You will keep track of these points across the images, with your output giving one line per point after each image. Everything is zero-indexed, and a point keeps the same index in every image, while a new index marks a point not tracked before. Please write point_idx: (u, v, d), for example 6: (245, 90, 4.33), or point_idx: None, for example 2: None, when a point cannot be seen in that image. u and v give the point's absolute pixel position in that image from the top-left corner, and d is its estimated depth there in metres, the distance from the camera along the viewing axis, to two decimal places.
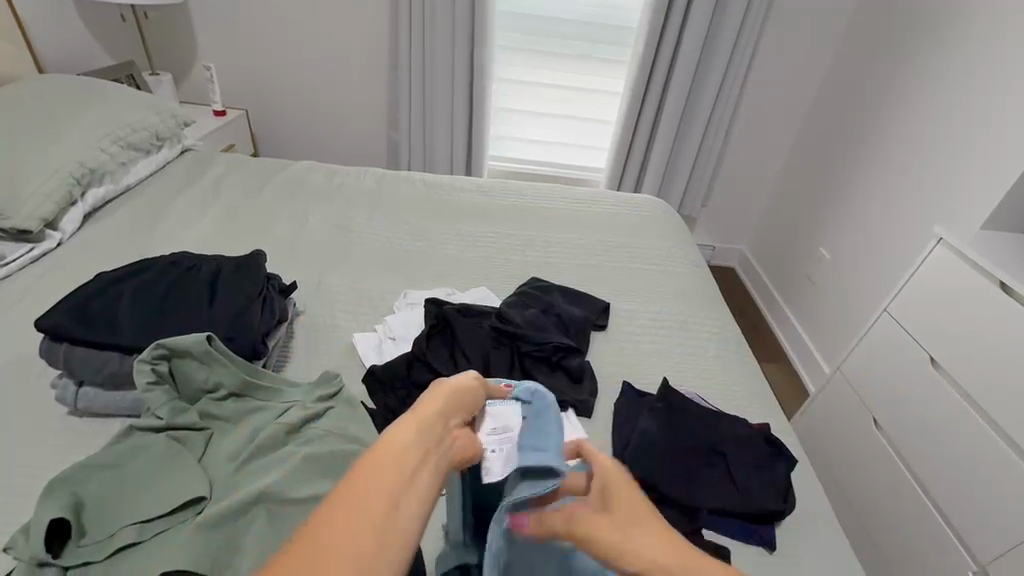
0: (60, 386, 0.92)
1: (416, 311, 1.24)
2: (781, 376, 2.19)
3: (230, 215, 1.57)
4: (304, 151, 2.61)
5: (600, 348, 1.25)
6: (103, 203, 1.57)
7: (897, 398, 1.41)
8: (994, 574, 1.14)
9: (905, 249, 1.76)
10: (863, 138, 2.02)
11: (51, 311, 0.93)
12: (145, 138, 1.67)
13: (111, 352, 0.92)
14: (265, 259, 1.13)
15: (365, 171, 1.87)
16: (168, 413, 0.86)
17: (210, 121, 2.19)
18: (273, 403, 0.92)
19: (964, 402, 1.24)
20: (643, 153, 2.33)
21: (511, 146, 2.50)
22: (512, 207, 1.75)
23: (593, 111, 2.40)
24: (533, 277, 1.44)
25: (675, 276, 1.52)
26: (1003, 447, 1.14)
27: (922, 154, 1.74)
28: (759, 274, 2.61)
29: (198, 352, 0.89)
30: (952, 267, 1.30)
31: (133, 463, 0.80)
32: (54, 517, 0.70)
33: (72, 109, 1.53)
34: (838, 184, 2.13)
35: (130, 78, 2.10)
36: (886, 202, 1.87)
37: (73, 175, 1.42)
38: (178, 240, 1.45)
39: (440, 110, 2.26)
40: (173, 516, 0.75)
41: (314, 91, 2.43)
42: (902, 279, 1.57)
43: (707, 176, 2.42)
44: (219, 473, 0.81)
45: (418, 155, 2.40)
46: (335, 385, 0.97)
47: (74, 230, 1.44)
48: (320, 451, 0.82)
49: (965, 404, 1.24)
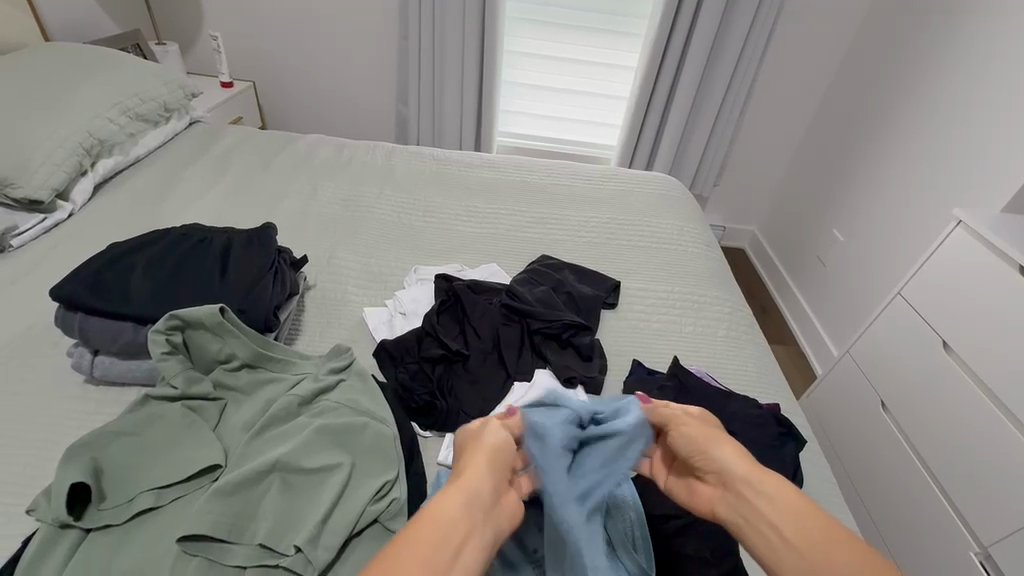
0: (76, 354, 0.94)
1: (427, 286, 1.24)
2: (789, 358, 2.19)
3: (239, 188, 1.57)
4: (312, 124, 2.58)
5: (610, 326, 1.25)
6: (113, 174, 1.57)
7: (907, 380, 1.41)
8: (996, 556, 1.14)
9: (922, 231, 1.73)
10: (882, 116, 1.97)
11: (64, 281, 0.93)
12: (154, 109, 1.66)
13: (125, 322, 0.92)
14: (276, 232, 1.13)
15: (374, 146, 1.85)
16: (183, 382, 0.87)
17: (217, 93, 2.16)
18: (286, 374, 0.93)
19: (975, 386, 1.23)
20: (656, 131, 2.29)
21: (522, 121, 2.46)
22: (523, 184, 1.73)
23: (606, 86, 2.35)
24: (544, 254, 1.43)
25: (687, 256, 1.51)
26: (1013, 432, 1.13)
27: (943, 132, 1.69)
28: (769, 255, 2.59)
29: (211, 324, 0.89)
30: (971, 249, 1.27)
31: (151, 431, 0.81)
32: (74, 481, 0.71)
33: (79, 78, 1.51)
34: (855, 163, 2.08)
35: (136, 47, 2.07)
36: (903, 183, 1.83)
37: (82, 145, 1.42)
38: (188, 212, 1.45)
39: (450, 83, 2.21)
40: (190, 482, 0.77)
41: (322, 62, 2.39)
42: (917, 262, 1.54)
43: (721, 154, 2.37)
44: (234, 442, 0.83)
45: (427, 129, 2.37)
46: (346, 358, 0.97)
47: (85, 201, 1.45)
48: (332, 422, 0.83)
49: (976, 388, 1.23)
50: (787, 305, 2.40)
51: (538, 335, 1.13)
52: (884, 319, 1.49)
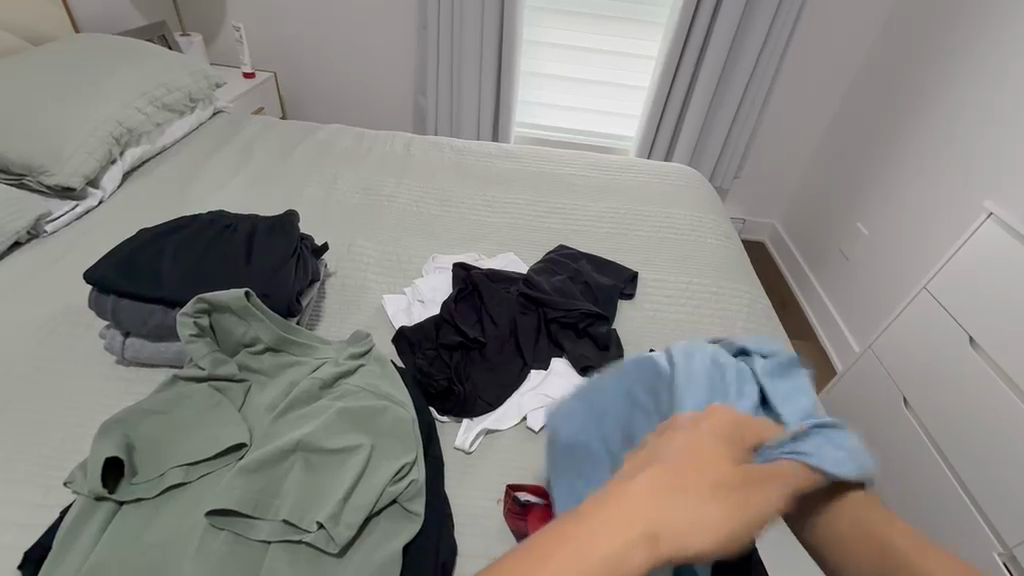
0: (108, 335, 0.97)
1: (444, 274, 1.25)
2: (808, 353, 2.16)
3: (261, 176, 1.60)
4: (331, 115, 2.61)
5: (626, 316, 1.24)
6: (141, 163, 1.61)
7: (929, 376, 1.38)
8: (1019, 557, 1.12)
9: (951, 224, 1.68)
10: (911, 107, 1.91)
11: (96, 265, 0.97)
12: (179, 99, 1.69)
13: (155, 305, 0.95)
14: (298, 220, 1.15)
15: (393, 135, 1.86)
16: (210, 363, 0.89)
17: (240, 84, 2.19)
18: (308, 358, 0.95)
19: (1003, 384, 1.20)
20: (676, 120, 2.25)
21: (540, 112, 2.45)
22: (540, 175, 1.72)
23: (625, 76, 2.32)
24: (561, 244, 1.43)
25: (707, 247, 1.50)
26: None
27: (976, 121, 1.64)
28: (790, 248, 2.55)
29: (237, 307, 0.91)
30: (1002, 242, 1.24)
31: (179, 409, 0.84)
32: (108, 455, 0.74)
33: (108, 68, 1.55)
34: (881, 154, 2.03)
35: (162, 38, 2.11)
36: (930, 175, 1.79)
37: (112, 135, 1.46)
38: (213, 199, 1.48)
39: (469, 73, 2.21)
40: (217, 459, 0.79)
41: (342, 52, 2.40)
42: (945, 255, 1.51)
43: (742, 145, 2.33)
44: (259, 422, 0.85)
45: (445, 120, 2.37)
46: (366, 344, 0.99)
47: (114, 189, 1.49)
48: (353, 405, 0.85)
49: (1004, 386, 1.20)
50: (809, 300, 2.35)
51: (555, 324, 1.13)
52: (910, 313, 1.46)
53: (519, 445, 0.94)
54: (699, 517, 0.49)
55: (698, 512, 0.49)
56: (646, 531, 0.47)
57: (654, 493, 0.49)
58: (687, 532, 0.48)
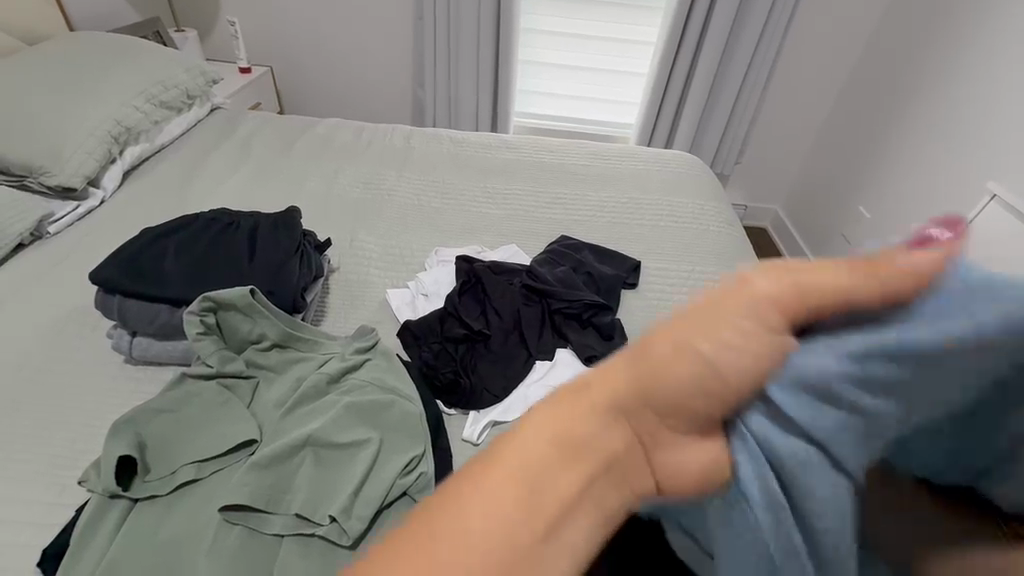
0: (115, 336, 0.98)
1: (447, 267, 1.25)
2: None
3: (261, 172, 1.59)
4: (329, 108, 2.59)
5: (630, 306, 1.25)
6: (140, 161, 1.61)
7: None
8: None
9: (955, 206, 1.67)
10: (913, 88, 1.89)
11: (101, 265, 0.97)
12: (177, 96, 1.68)
13: (161, 305, 0.96)
14: (299, 216, 1.15)
15: (392, 128, 1.85)
16: (217, 361, 0.90)
17: (237, 79, 2.18)
18: (314, 354, 0.96)
19: None
20: (676, 107, 2.24)
21: (539, 101, 2.43)
22: (541, 165, 1.72)
23: (624, 62, 2.30)
24: (563, 235, 1.43)
25: (709, 234, 1.49)
26: None
27: (978, 102, 1.62)
28: (792, 234, 2.53)
29: (242, 305, 0.92)
30: (1006, 224, 1.23)
31: (189, 407, 0.85)
32: (121, 454, 0.75)
33: (104, 67, 1.54)
34: (884, 136, 2.01)
35: (157, 35, 2.09)
36: (932, 157, 1.77)
37: (111, 134, 1.45)
38: (213, 197, 1.48)
39: (466, 63, 2.19)
40: (228, 456, 0.80)
41: (338, 45, 2.38)
42: (949, 237, 1.50)
43: (743, 131, 2.32)
44: (268, 418, 0.86)
45: (443, 111, 2.36)
46: (372, 339, 1.00)
47: (115, 188, 1.48)
48: (361, 400, 0.86)
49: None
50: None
51: (559, 316, 1.14)
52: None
53: None
54: (653, 398, 0.32)
55: (642, 400, 0.33)
56: (579, 438, 0.31)
57: (588, 401, 0.33)
58: (634, 426, 0.32)
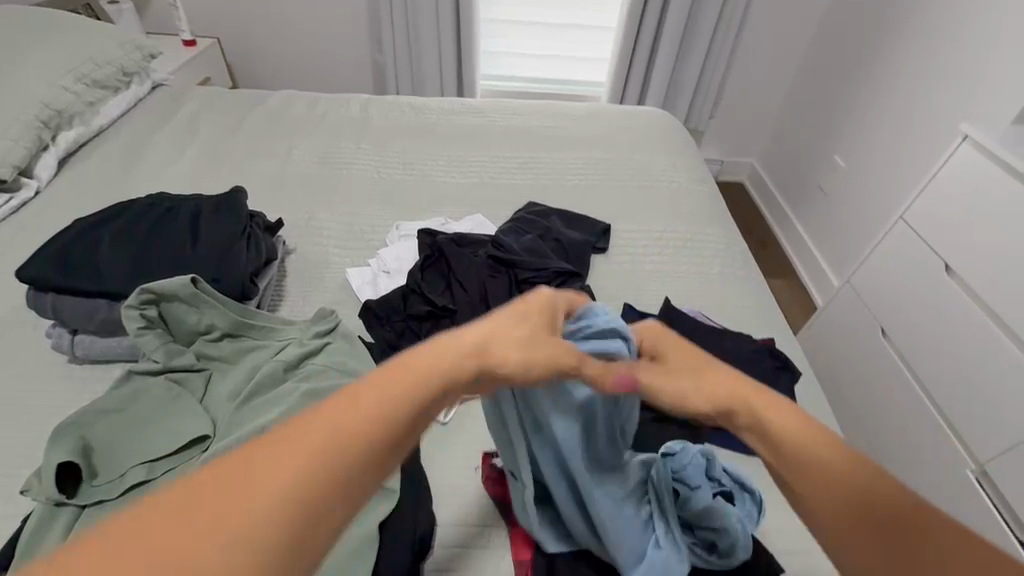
0: (54, 335, 0.92)
1: (410, 242, 1.20)
2: (789, 292, 2.16)
3: (210, 152, 1.50)
4: (285, 81, 2.46)
5: (600, 271, 1.21)
6: (78, 147, 1.50)
7: (904, 305, 1.39)
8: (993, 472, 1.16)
9: (928, 150, 1.64)
10: (886, 30, 1.84)
11: (29, 261, 0.90)
12: (112, 74, 1.56)
13: (98, 300, 0.90)
14: (245, 196, 1.08)
15: (349, 97, 1.75)
16: (164, 356, 0.86)
17: (180, 53, 2.04)
18: (270, 341, 0.92)
19: (977, 308, 1.21)
20: (647, 61, 2.15)
21: (505, 63, 2.33)
22: (506, 129, 1.65)
23: (591, 16, 2.20)
24: (530, 201, 1.38)
25: (681, 193, 1.45)
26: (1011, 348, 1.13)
27: (951, 40, 1.58)
28: (768, 187, 2.51)
29: (185, 295, 0.86)
30: (979, 165, 1.21)
31: (136, 405, 0.80)
32: (61, 461, 0.71)
33: (24, 45, 1.41)
34: (857, 82, 1.97)
35: (87, 8, 1.94)
36: (905, 102, 1.74)
37: (39, 119, 1.35)
38: (159, 181, 1.39)
39: (425, 24, 2.07)
40: (181, 454, 0.77)
41: (287, 10, 2.23)
42: (922, 182, 1.48)
43: (716, 84, 2.25)
44: (223, 411, 0.82)
45: (405, 78, 2.25)
46: (332, 321, 0.96)
47: (50, 177, 1.39)
48: (320, 386, 0.82)
49: (980, 313, 1.20)
50: (789, 238, 2.34)
51: (527, 286, 1.10)
52: (890, 245, 1.44)
53: None
54: (379, 409, 0.45)
55: (372, 402, 0.45)
56: (352, 427, 0.43)
57: (349, 415, 0.43)
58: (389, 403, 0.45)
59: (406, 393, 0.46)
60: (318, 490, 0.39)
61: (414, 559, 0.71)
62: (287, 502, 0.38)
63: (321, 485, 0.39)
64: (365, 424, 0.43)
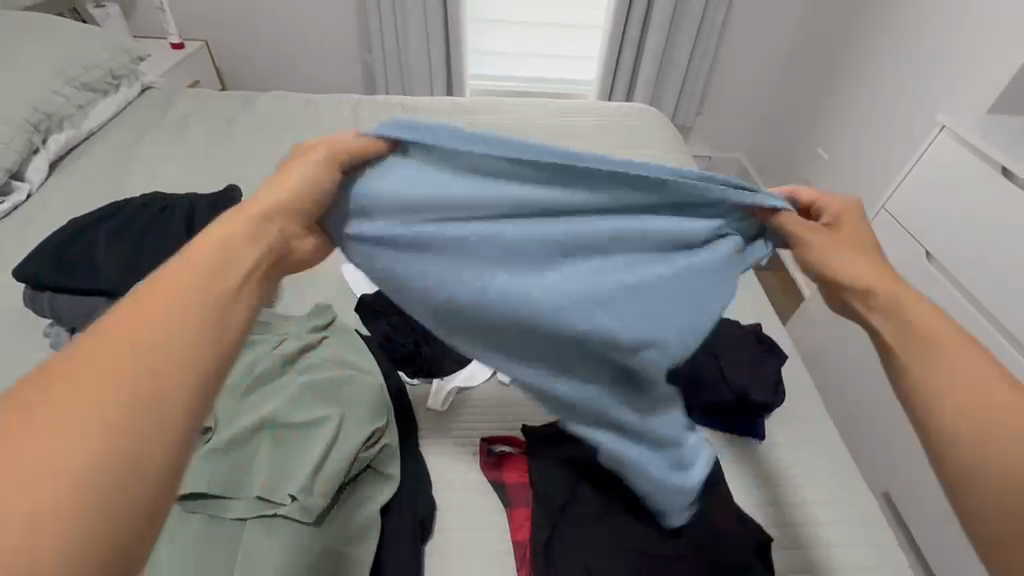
0: (52, 333, 0.93)
1: None
2: (777, 283, 2.20)
3: (202, 153, 1.51)
4: (274, 82, 2.46)
5: None
6: (68, 150, 1.50)
7: None
8: None
9: (907, 140, 1.68)
10: (866, 24, 1.88)
11: (26, 261, 0.91)
12: (100, 77, 1.56)
13: (95, 298, 0.90)
14: (240, 194, 1.09)
15: (339, 97, 1.76)
16: None
17: (167, 56, 2.04)
18: (267, 335, 0.93)
19: (956, 292, 1.25)
20: (634, 58, 2.18)
21: (493, 62, 2.35)
22: (496, 127, 1.67)
23: (578, 15, 2.23)
24: None
25: None
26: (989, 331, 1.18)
27: (927, 34, 1.62)
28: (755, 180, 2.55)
29: None
30: (956, 154, 1.25)
31: None
32: None
33: (13, 48, 1.41)
34: (839, 76, 2.01)
35: None
36: (884, 94, 1.79)
37: (30, 122, 1.35)
38: (151, 182, 1.40)
39: (414, 24, 2.09)
40: None
41: (275, 11, 2.24)
42: (902, 171, 1.52)
43: (701, 80, 2.28)
44: (222, 404, 0.82)
45: (395, 78, 2.27)
46: (328, 316, 0.98)
47: (42, 180, 1.39)
48: (319, 377, 0.83)
49: (960, 296, 1.24)
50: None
51: None
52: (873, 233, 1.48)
53: (493, 400, 0.95)
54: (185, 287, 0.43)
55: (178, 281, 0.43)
56: (173, 319, 0.41)
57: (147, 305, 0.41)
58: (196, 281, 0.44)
59: (213, 267, 0.45)
60: (148, 383, 0.38)
61: (416, 541, 0.75)
62: (119, 402, 0.36)
63: (144, 376, 0.38)
64: (183, 298, 0.42)
